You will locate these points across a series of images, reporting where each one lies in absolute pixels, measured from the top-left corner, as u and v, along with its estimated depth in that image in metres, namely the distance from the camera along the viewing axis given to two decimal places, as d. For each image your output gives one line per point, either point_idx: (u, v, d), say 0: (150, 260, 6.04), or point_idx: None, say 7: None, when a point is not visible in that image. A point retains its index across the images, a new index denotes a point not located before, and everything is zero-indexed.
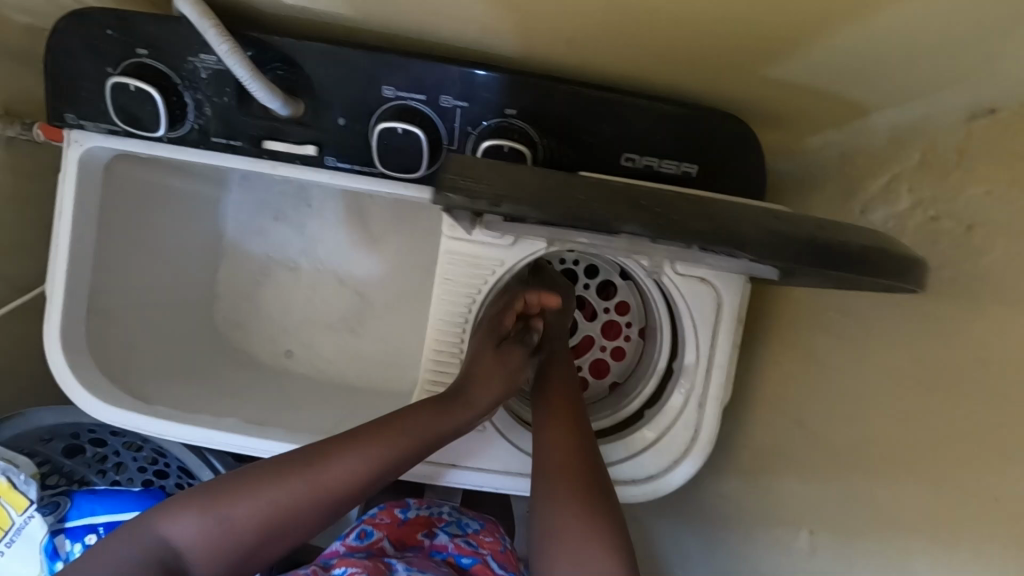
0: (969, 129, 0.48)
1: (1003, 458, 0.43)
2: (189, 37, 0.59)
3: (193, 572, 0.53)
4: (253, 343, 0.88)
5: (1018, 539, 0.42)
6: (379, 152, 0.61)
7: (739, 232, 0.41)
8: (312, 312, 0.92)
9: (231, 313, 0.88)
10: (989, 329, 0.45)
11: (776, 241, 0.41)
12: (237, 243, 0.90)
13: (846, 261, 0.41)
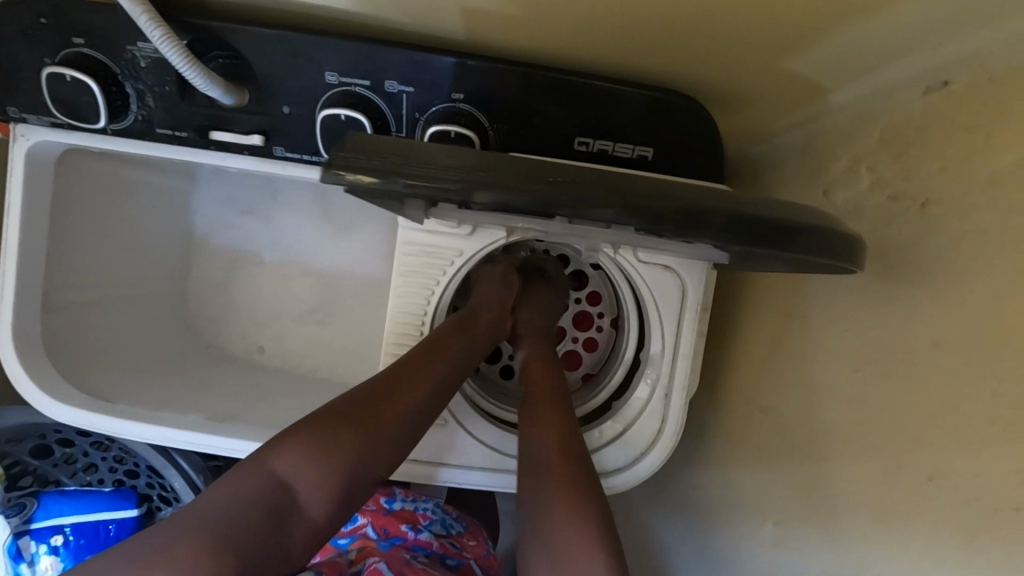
0: (924, 102, 0.44)
1: (953, 447, 0.39)
2: (126, 23, 0.53)
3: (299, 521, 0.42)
4: (228, 338, 0.94)
5: (962, 534, 0.38)
6: (324, 138, 0.57)
7: (687, 206, 0.35)
8: (281, 304, 0.96)
9: (204, 309, 0.94)
10: (943, 313, 0.41)
11: (726, 221, 0.36)
12: (207, 236, 0.93)
13: (781, 241, 0.36)
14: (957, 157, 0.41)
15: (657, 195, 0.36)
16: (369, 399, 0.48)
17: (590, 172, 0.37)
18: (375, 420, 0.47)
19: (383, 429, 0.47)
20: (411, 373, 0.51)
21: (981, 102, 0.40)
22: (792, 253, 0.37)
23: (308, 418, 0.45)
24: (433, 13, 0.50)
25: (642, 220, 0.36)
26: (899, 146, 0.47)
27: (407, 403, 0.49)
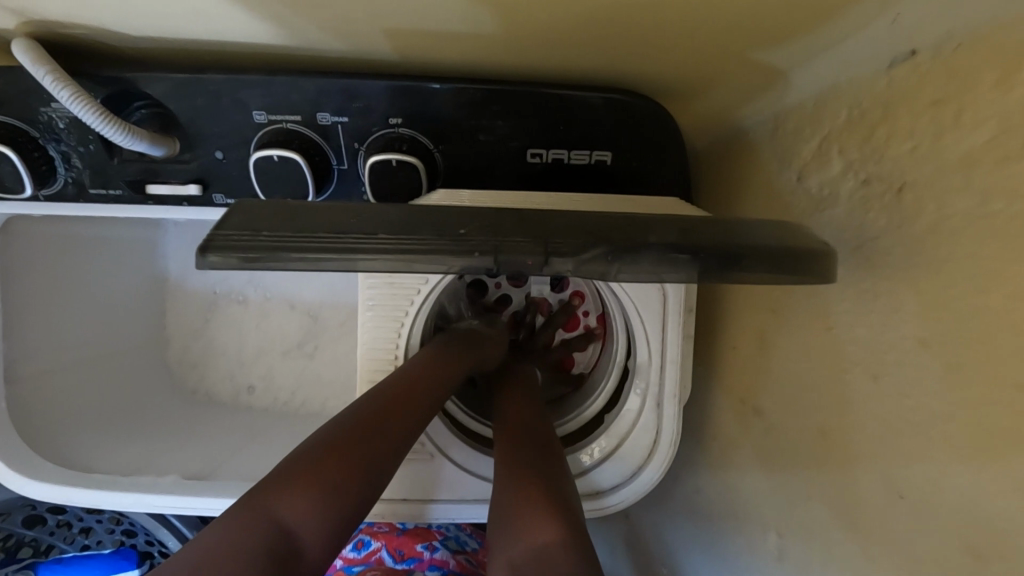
0: (890, 77, 0.41)
1: (950, 451, 0.35)
2: (38, 86, 0.50)
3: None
4: (211, 383, 0.92)
5: (966, 547, 0.34)
6: (261, 183, 0.52)
7: (625, 247, 0.32)
8: (265, 341, 0.94)
9: (185, 355, 0.91)
10: (928, 306, 0.37)
11: (676, 254, 0.32)
12: (180, 282, 0.91)
13: (729, 263, 0.32)
14: (929, 135, 0.37)
15: (593, 233, 0.32)
16: (299, 469, 0.39)
17: (510, 214, 0.34)
18: (307, 493, 0.38)
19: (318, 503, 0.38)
20: (348, 433, 0.43)
21: (948, 73, 0.36)
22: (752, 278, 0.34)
23: (296, 471, 0.39)
24: (353, 38, 0.46)
25: (576, 264, 0.32)
26: (868, 126, 0.43)
27: (345, 467, 0.41)
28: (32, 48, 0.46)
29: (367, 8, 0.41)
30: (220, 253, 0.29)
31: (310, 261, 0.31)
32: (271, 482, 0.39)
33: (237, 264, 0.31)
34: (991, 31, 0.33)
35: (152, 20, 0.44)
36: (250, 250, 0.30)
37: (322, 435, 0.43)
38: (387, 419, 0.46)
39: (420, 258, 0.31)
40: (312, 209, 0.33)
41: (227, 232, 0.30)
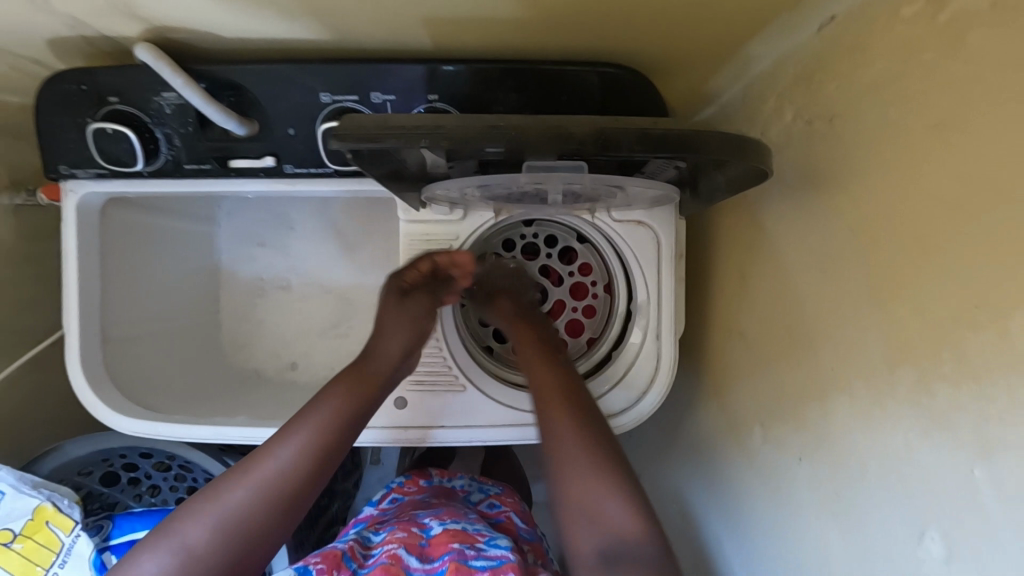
0: (821, 40, 0.53)
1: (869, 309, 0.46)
2: (150, 79, 0.63)
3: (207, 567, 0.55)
4: (259, 359, 1.03)
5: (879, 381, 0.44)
6: (326, 150, 0.66)
7: (620, 134, 0.43)
8: (305, 326, 1.05)
9: (237, 334, 1.03)
10: (854, 205, 0.48)
11: (660, 138, 0.44)
12: (231, 269, 1.04)
13: (691, 152, 0.44)
14: (850, 76, 0.49)
15: (596, 126, 0.44)
16: (282, 449, 0.61)
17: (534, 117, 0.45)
18: (294, 466, 0.60)
19: (305, 473, 0.60)
20: (325, 420, 0.63)
21: (859, 27, 0.48)
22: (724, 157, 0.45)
23: (193, 503, 0.58)
24: (401, 32, 0.59)
25: (583, 146, 0.44)
26: (809, 79, 0.55)
27: (324, 446, 0.62)
28: (153, 49, 0.59)
29: (414, 7, 0.54)
30: (344, 131, 0.44)
31: (400, 136, 0.44)
32: (263, 453, 0.61)
33: (351, 143, 0.45)
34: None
35: (247, 23, 0.58)
36: (361, 133, 0.45)
37: (299, 417, 0.63)
38: (320, 404, 0.65)
39: (473, 139, 0.44)
40: (395, 115, 0.45)
41: (348, 126, 0.45)
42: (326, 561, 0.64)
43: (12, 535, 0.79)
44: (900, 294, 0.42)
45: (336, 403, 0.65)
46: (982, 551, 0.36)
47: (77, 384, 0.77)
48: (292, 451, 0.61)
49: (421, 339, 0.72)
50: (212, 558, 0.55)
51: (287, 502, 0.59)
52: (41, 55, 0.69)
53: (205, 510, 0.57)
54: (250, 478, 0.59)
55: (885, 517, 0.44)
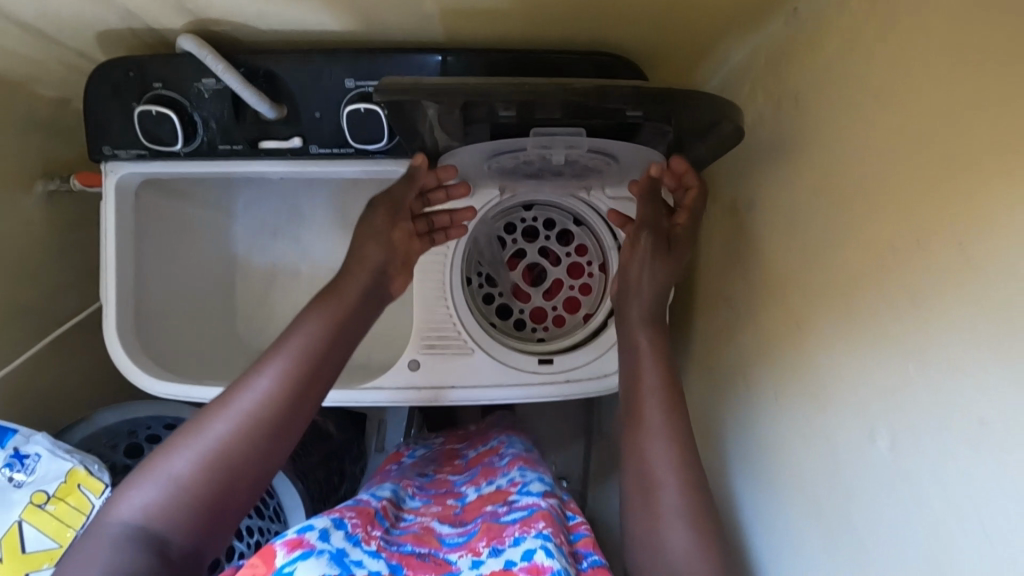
0: (789, 30, 0.61)
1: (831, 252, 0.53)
2: (192, 66, 0.70)
3: (193, 497, 0.56)
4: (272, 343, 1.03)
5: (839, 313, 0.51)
6: (350, 130, 0.72)
7: (606, 90, 0.54)
8: None
9: (250, 320, 1.03)
10: (819, 167, 0.56)
11: (640, 94, 0.54)
12: (245, 259, 1.04)
13: (666, 100, 0.55)
14: (818, 57, 0.57)
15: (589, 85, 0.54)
16: (258, 382, 0.63)
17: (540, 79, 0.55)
18: (271, 394, 0.62)
19: (284, 401, 0.63)
20: (298, 352, 0.66)
21: (818, 18, 0.56)
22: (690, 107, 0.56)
23: (170, 443, 0.59)
24: (422, 24, 0.67)
25: (577, 94, 0.54)
26: (780, 65, 0.63)
27: (299, 376, 0.65)
28: (197, 39, 0.67)
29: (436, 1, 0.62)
30: (387, 87, 0.55)
31: (430, 89, 0.55)
32: (241, 388, 0.63)
33: (389, 97, 0.56)
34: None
35: (283, 14, 0.65)
36: (397, 85, 0.55)
37: (270, 353, 0.65)
38: (289, 342, 0.67)
39: (487, 92, 0.54)
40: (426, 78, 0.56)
41: (389, 82, 0.56)
42: (360, 516, 0.57)
43: (46, 497, 0.84)
44: (855, 234, 0.50)
45: (306, 336, 0.67)
46: (918, 430, 0.42)
47: (114, 349, 0.84)
48: (269, 382, 0.63)
49: (392, 259, 0.77)
50: (196, 488, 0.56)
51: (270, 429, 0.61)
52: (87, 47, 0.75)
53: (186, 442, 0.58)
54: (230, 411, 0.61)
55: (849, 429, 0.50)
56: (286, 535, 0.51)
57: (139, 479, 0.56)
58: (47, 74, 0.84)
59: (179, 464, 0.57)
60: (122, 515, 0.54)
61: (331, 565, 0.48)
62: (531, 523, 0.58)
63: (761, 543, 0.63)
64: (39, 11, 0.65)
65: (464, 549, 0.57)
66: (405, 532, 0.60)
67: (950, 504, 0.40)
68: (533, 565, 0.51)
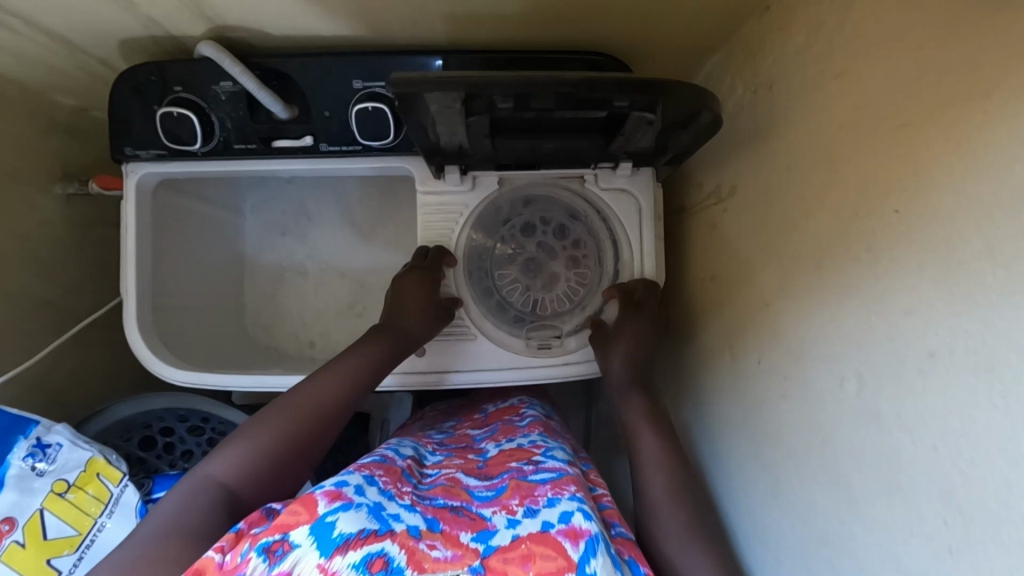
0: (765, 30, 0.67)
1: (804, 226, 0.58)
2: (210, 70, 0.75)
3: (274, 473, 0.64)
4: (281, 339, 1.08)
5: (810, 280, 0.56)
6: (358, 128, 0.77)
7: (595, 78, 0.60)
8: (321, 305, 1.10)
9: (259, 316, 1.09)
10: (793, 150, 0.61)
11: (628, 84, 0.61)
12: (255, 257, 1.11)
13: (651, 89, 0.61)
14: (789, 48, 0.62)
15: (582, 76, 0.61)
16: (334, 378, 0.73)
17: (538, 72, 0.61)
18: (344, 394, 0.72)
19: (352, 399, 0.73)
20: (370, 357, 0.76)
21: (792, 15, 0.62)
22: (668, 96, 0.63)
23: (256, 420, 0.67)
24: (427, 28, 0.72)
25: (569, 86, 0.60)
26: (758, 61, 0.68)
27: (367, 379, 0.75)
28: (215, 44, 0.71)
29: (439, 8, 0.67)
30: (401, 76, 0.59)
31: (438, 81, 0.60)
32: (316, 378, 0.73)
33: (403, 89, 0.61)
34: None
35: (296, 20, 0.70)
36: (407, 77, 0.60)
37: (345, 354, 0.76)
38: (360, 346, 0.77)
39: (491, 85, 0.60)
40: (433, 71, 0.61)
41: (401, 74, 0.61)
42: (390, 474, 0.62)
43: (67, 485, 0.87)
44: (823, 201, 0.55)
45: (377, 341, 0.78)
46: (881, 374, 0.47)
47: (133, 340, 0.88)
48: (343, 381, 0.73)
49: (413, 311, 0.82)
50: (279, 465, 0.65)
51: (334, 419, 0.71)
52: (112, 55, 0.80)
53: (272, 421, 0.67)
54: (310, 400, 0.70)
55: (822, 382, 0.54)
56: (324, 488, 0.54)
57: (224, 449, 0.64)
58: (70, 82, 0.89)
59: (265, 439, 0.66)
60: (210, 471, 0.61)
61: (371, 519, 0.51)
62: (563, 486, 0.62)
63: (746, 507, 0.67)
64: (71, 21, 0.70)
65: (497, 505, 0.61)
66: (433, 486, 0.65)
67: (908, 431, 0.44)
68: (571, 528, 0.54)
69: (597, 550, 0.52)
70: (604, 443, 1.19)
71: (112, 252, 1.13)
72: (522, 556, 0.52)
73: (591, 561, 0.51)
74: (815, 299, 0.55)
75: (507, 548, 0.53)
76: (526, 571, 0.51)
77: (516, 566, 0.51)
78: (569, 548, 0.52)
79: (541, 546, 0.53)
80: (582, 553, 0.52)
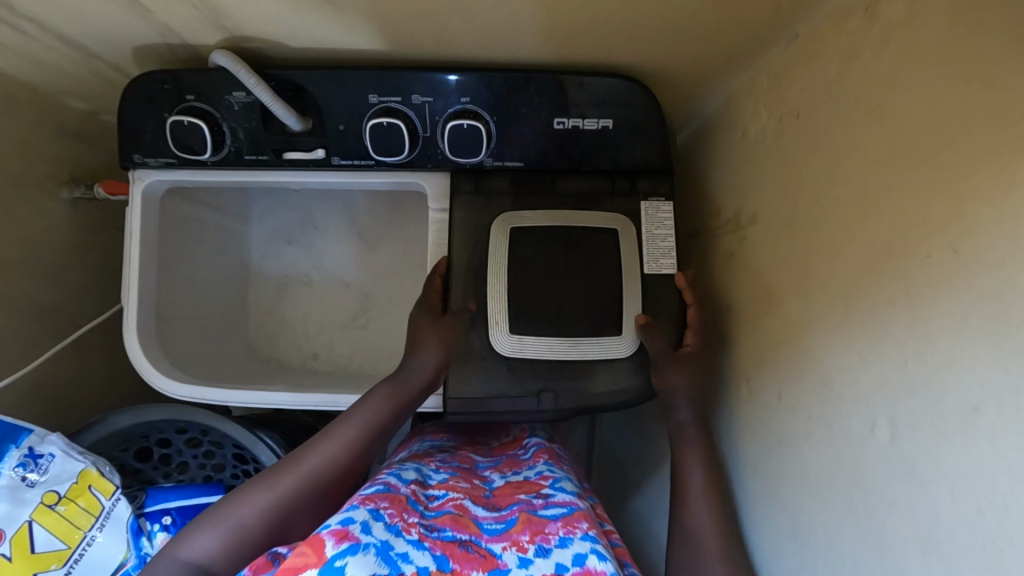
0: (793, 55, 0.65)
1: (830, 260, 0.56)
2: (224, 80, 0.74)
3: (251, 549, 0.60)
4: (282, 350, 1.07)
5: (836, 316, 0.55)
6: (373, 143, 0.76)
7: None
8: (325, 316, 1.10)
9: (262, 327, 1.08)
10: (819, 181, 0.59)
11: None
12: (260, 266, 1.11)
13: None
14: (818, 78, 0.61)
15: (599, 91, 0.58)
16: (328, 446, 0.69)
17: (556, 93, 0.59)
18: (336, 463, 0.68)
19: (346, 467, 0.68)
20: (368, 420, 0.71)
21: (820, 46, 0.61)
22: None
23: (240, 492, 0.63)
24: (447, 44, 0.71)
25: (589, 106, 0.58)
26: (783, 88, 0.67)
27: (363, 448, 0.70)
28: (230, 54, 0.70)
29: (462, 25, 0.66)
30: None
31: None
32: (310, 446, 0.68)
33: None
34: (835, 18, 0.58)
35: (315, 34, 0.69)
36: None
37: (343, 418, 0.71)
38: (356, 408, 0.72)
39: None
40: None
41: None
42: (393, 505, 0.59)
43: (57, 497, 0.84)
44: (851, 235, 0.53)
45: (383, 397, 0.74)
46: (917, 421, 0.45)
47: (133, 351, 0.85)
48: (338, 449, 0.69)
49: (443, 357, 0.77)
50: (261, 541, 0.60)
51: (329, 493, 0.67)
52: (124, 62, 0.79)
53: (256, 495, 0.63)
54: (299, 470, 0.66)
55: (850, 422, 0.52)
56: (331, 526, 0.53)
57: (203, 524, 0.60)
58: (81, 87, 0.88)
59: (246, 515, 0.61)
60: (187, 551, 0.58)
61: (380, 563, 0.50)
62: (575, 523, 0.62)
63: (762, 546, 0.65)
64: (85, 27, 0.69)
65: (507, 540, 0.59)
66: (440, 514, 0.62)
67: (948, 484, 0.42)
68: (586, 569, 0.55)
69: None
70: (608, 465, 1.18)
71: (115, 257, 1.12)
72: None
73: None
74: (842, 336, 0.54)
75: None
76: None
77: None
78: None
79: None
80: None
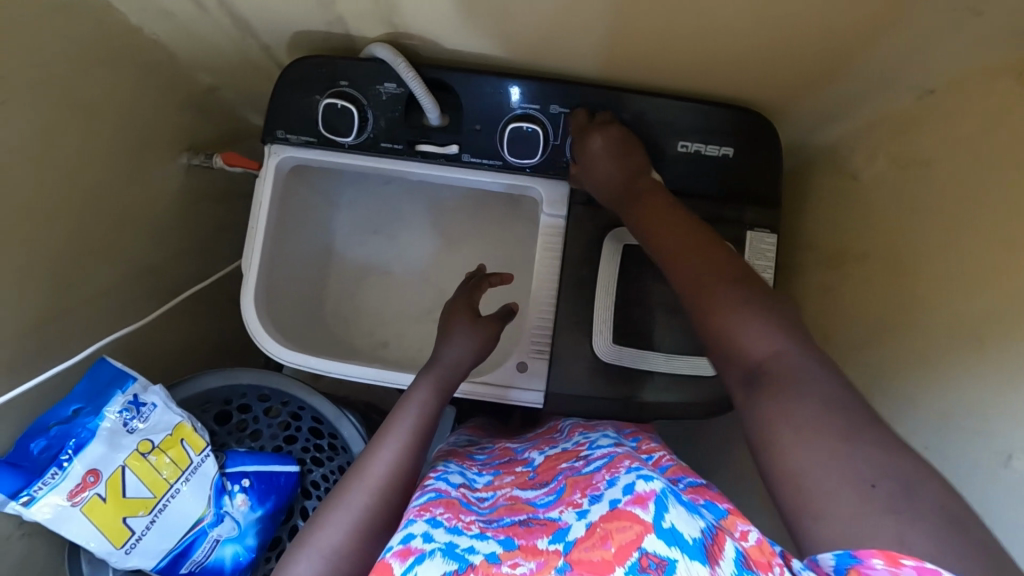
0: (917, 107, 0.70)
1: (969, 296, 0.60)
2: (377, 71, 0.79)
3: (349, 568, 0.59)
4: (362, 333, 1.11)
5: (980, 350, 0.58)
6: (508, 145, 0.81)
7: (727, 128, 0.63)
8: (405, 305, 1.13)
9: (341, 309, 1.11)
10: (952, 222, 0.63)
11: None
12: (344, 251, 1.14)
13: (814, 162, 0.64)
14: (948, 130, 0.66)
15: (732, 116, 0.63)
16: (384, 451, 0.69)
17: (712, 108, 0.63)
18: (397, 463, 0.68)
19: (409, 465, 0.69)
20: (411, 421, 0.73)
21: (950, 100, 0.66)
22: None
23: (319, 518, 0.63)
24: (589, 58, 0.76)
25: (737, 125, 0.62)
26: (904, 135, 0.72)
27: (416, 446, 0.71)
28: (391, 47, 0.75)
29: (613, 40, 0.72)
30: None
31: None
32: (367, 457, 0.69)
33: None
34: (969, 78, 0.64)
35: (472, 37, 0.75)
36: None
37: (388, 425, 0.73)
38: (397, 416, 0.74)
39: None
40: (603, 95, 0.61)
41: None
42: (449, 509, 0.59)
43: (151, 446, 0.85)
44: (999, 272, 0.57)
45: (417, 400, 0.76)
46: None
47: (246, 312, 0.90)
48: (394, 450, 0.69)
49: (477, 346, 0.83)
50: (354, 555, 0.60)
51: (402, 493, 0.67)
52: (276, 44, 0.85)
53: (334, 516, 0.62)
54: (365, 480, 0.66)
55: (984, 455, 0.57)
56: (393, 549, 0.52)
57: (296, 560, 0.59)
58: (222, 65, 0.94)
59: (332, 536, 0.61)
60: None
61: (448, 561, 0.50)
62: (617, 466, 0.63)
63: None
64: (260, 8, 0.74)
65: (562, 504, 0.60)
66: (494, 509, 0.63)
67: None
68: (636, 495, 0.53)
69: (667, 504, 0.51)
70: None
71: (210, 229, 1.15)
72: (599, 538, 0.50)
73: (665, 516, 0.50)
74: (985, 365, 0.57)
75: (583, 539, 0.51)
76: (608, 549, 0.48)
77: (597, 548, 0.49)
78: (640, 512, 0.51)
79: (615, 521, 0.51)
80: (654, 512, 0.50)
